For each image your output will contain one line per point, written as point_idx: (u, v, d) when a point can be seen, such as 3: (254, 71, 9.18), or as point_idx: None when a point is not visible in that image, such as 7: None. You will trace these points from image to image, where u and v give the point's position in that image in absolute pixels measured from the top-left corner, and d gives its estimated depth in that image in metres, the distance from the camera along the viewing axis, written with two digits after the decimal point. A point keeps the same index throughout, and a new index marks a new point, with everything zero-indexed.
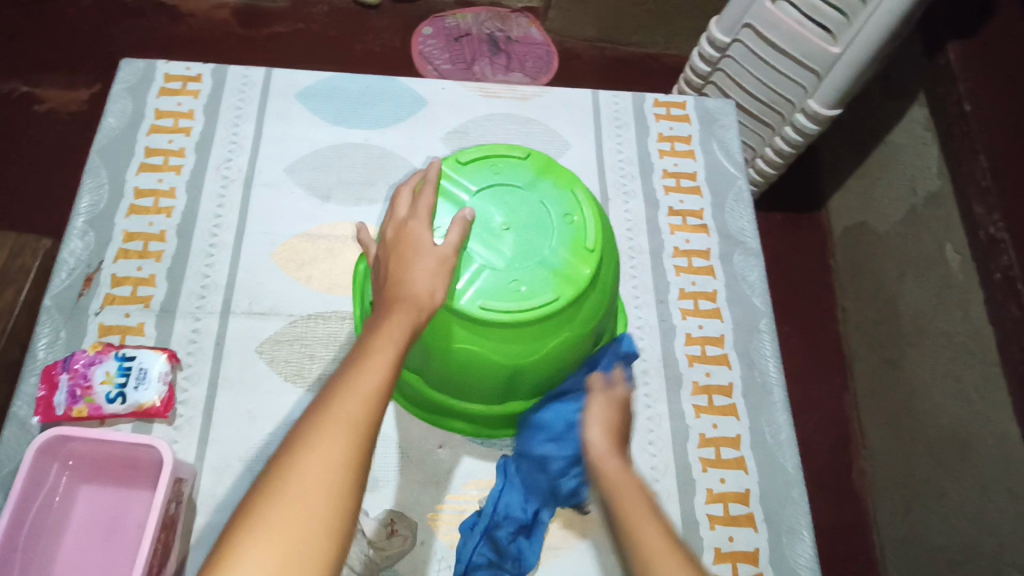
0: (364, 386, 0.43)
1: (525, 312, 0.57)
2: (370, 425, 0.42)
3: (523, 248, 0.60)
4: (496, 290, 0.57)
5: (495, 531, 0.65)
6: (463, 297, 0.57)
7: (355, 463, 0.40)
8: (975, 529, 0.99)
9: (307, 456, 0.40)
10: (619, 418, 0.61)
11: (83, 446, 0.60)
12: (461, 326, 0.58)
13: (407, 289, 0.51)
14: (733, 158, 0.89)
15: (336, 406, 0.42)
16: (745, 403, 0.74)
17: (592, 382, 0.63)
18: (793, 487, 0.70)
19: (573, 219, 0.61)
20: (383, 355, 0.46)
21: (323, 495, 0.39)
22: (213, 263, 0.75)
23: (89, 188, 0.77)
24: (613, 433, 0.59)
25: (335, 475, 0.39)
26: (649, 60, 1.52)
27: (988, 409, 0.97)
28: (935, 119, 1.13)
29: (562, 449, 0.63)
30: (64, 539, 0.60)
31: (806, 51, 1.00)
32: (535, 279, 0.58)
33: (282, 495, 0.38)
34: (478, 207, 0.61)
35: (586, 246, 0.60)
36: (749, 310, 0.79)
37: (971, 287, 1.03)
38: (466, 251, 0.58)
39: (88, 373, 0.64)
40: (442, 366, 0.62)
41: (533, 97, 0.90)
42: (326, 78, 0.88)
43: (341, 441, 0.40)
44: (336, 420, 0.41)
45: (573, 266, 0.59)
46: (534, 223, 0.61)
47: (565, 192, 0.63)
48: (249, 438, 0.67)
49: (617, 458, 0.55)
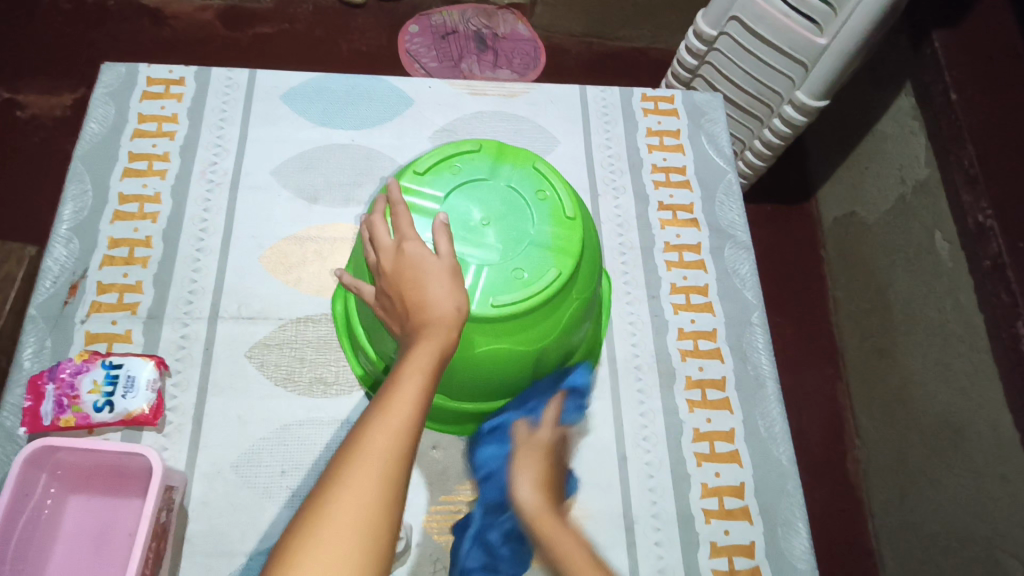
0: (394, 420, 0.43)
1: (535, 294, 0.57)
2: (401, 460, 0.42)
3: (508, 234, 0.60)
4: (502, 283, 0.57)
5: (487, 535, 0.63)
6: (477, 300, 0.56)
7: (388, 500, 0.40)
8: (969, 515, 0.99)
9: (340, 496, 0.39)
10: (546, 471, 0.65)
11: (71, 456, 0.59)
12: (472, 330, 0.58)
13: (431, 311, 0.51)
14: (722, 152, 0.89)
15: (367, 443, 0.42)
16: (738, 397, 0.74)
17: (518, 431, 0.65)
18: (787, 479, 0.70)
19: (545, 194, 0.62)
20: (411, 386, 0.46)
21: (359, 534, 0.38)
22: (200, 268, 0.74)
23: (72, 194, 0.76)
24: (543, 491, 0.64)
25: (370, 513, 0.39)
26: (637, 55, 1.52)
27: (978, 396, 0.98)
28: (922, 109, 1.13)
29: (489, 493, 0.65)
30: (53, 551, 0.59)
31: (793, 43, 1.00)
32: (532, 262, 0.58)
33: (316, 541, 0.38)
34: (454, 208, 0.60)
35: (565, 215, 0.61)
36: (741, 303, 0.79)
37: (960, 274, 1.03)
38: (459, 255, 0.58)
39: (75, 382, 0.63)
40: (455, 376, 0.62)
41: (521, 94, 0.90)
42: (311, 79, 0.87)
43: (374, 479, 0.40)
44: (368, 457, 0.41)
45: (561, 240, 0.60)
46: (513, 207, 0.61)
47: (528, 171, 0.63)
48: (239, 443, 0.66)
49: (554, 523, 0.62)
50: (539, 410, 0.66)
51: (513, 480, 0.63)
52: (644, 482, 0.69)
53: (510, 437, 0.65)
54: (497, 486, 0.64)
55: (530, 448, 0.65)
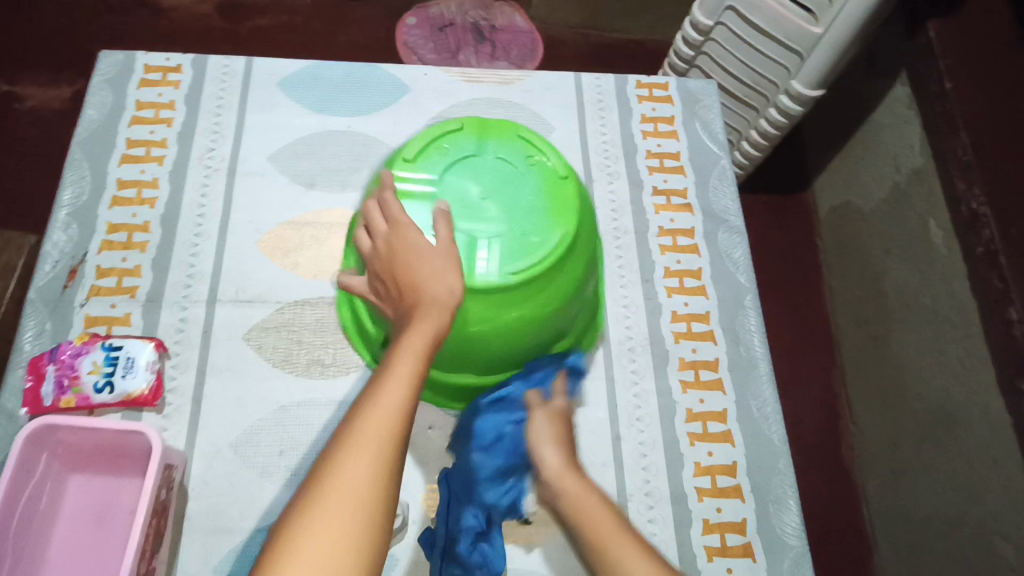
0: (388, 402, 0.44)
1: (544, 256, 0.59)
2: (393, 443, 0.42)
3: (508, 203, 0.61)
4: (509, 251, 0.59)
5: (453, 548, 0.63)
6: (489, 272, 0.58)
7: (382, 481, 0.41)
8: (961, 499, 1.00)
9: (336, 479, 0.40)
10: (566, 434, 0.65)
11: (71, 436, 0.60)
12: (484, 304, 0.59)
13: (425, 296, 0.52)
14: (716, 138, 0.90)
15: (361, 428, 0.42)
16: (730, 377, 0.75)
17: (530, 398, 0.66)
18: (779, 458, 0.72)
19: (535, 159, 0.63)
20: (403, 370, 0.46)
21: (355, 514, 0.39)
22: (199, 253, 0.75)
23: (70, 179, 0.77)
24: (564, 446, 0.63)
25: (365, 495, 0.40)
26: (634, 45, 1.52)
27: (971, 381, 0.99)
28: (917, 97, 1.14)
29: (493, 459, 0.65)
30: (56, 529, 0.60)
31: (788, 32, 1.01)
32: (536, 226, 0.60)
33: (309, 525, 0.39)
34: (453, 186, 0.61)
35: (558, 176, 0.63)
36: (734, 286, 0.80)
37: (954, 262, 1.04)
38: (466, 234, 0.59)
39: (75, 364, 0.64)
40: (468, 352, 0.63)
41: (516, 81, 0.90)
42: (307, 66, 0.88)
43: (368, 462, 0.41)
44: (363, 441, 0.42)
45: (557, 200, 0.62)
46: (507, 178, 0.62)
47: (515, 140, 0.64)
48: (237, 423, 0.67)
49: (574, 473, 0.60)
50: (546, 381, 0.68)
51: (532, 440, 0.63)
52: (638, 461, 0.70)
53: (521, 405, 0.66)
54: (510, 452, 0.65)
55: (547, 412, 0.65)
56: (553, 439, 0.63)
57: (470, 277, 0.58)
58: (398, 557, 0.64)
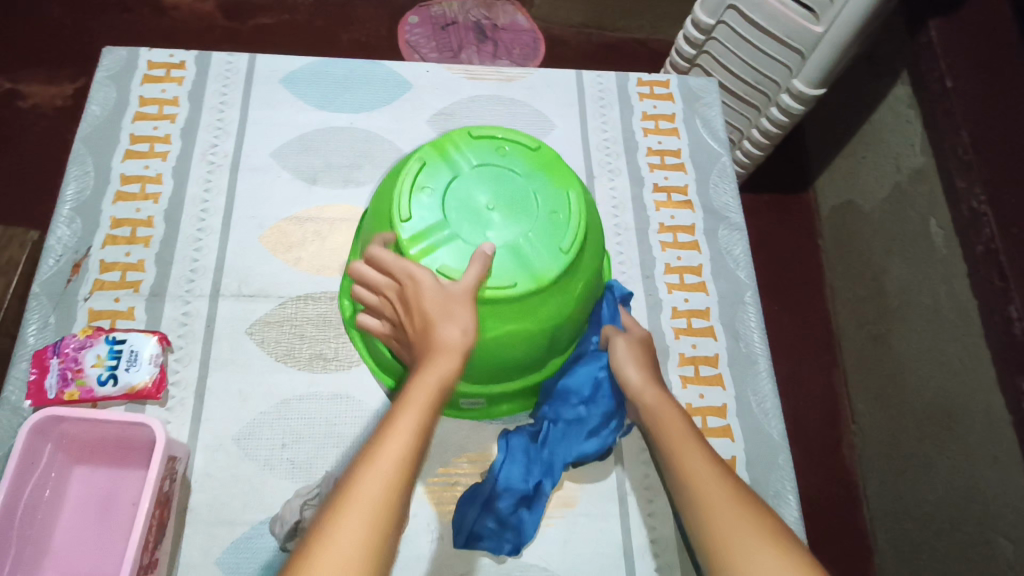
0: (389, 464, 0.44)
1: (578, 218, 0.61)
2: (390, 509, 0.42)
3: (512, 193, 0.61)
4: (549, 232, 0.60)
5: (496, 503, 0.65)
6: (547, 261, 0.59)
7: (375, 548, 0.40)
8: (961, 497, 1.01)
9: (331, 543, 0.40)
10: (649, 358, 0.66)
11: (75, 427, 0.60)
12: (556, 294, 0.60)
13: (438, 343, 0.52)
14: (716, 135, 0.90)
15: (358, 490, 0.42)
16: (730, 373, 0.75)
17: (609, 332, 0.68)
18: (778, 453, 0.72)
19: (506, 149, 0.64)
20: (402, 433, 0.46)
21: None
22: (202, 247, 0.75)
23: (74, 175, 0.77)
24: (648, 369, 0.64)
25: (357, 564, 0.39)
26: (636, 45, 1.53)
27: (971, 380, 1.00)
28: (917, 97, 1.15)
29: (596, 407, 0.67)
30: (59, 521, 0.61)
31: (789, 31, 1.01)
32: (549, 200, 0.61)
33: None
34: (463, 204, 0.60)
35: (535, 154, 0.64)
36: (734, 283, 0.80)
37: (955, 261, 1.04)
38: (509, 245, 0.58)
39: (79, 356, 0.65)
40: (541, 353, 0.64)
41: (518, 78, 0.91)
42: (310, 63, 0.88)
43: (362, 527, 0.41)
44: (360, 505, 0.41)
45: (546, 170, 0.63)
46: (498, 175, 0.62)
47: (477, 141, 0.64)
48: (240, 416, 0.68)
49: (658, 391, 0.62)
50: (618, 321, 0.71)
51: (615, 365, 0.65)
52: (638, 455, 0.70)
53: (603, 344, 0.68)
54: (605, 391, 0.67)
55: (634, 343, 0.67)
56: (639, 362, 0.65)
57: (542, 280, 0.58)
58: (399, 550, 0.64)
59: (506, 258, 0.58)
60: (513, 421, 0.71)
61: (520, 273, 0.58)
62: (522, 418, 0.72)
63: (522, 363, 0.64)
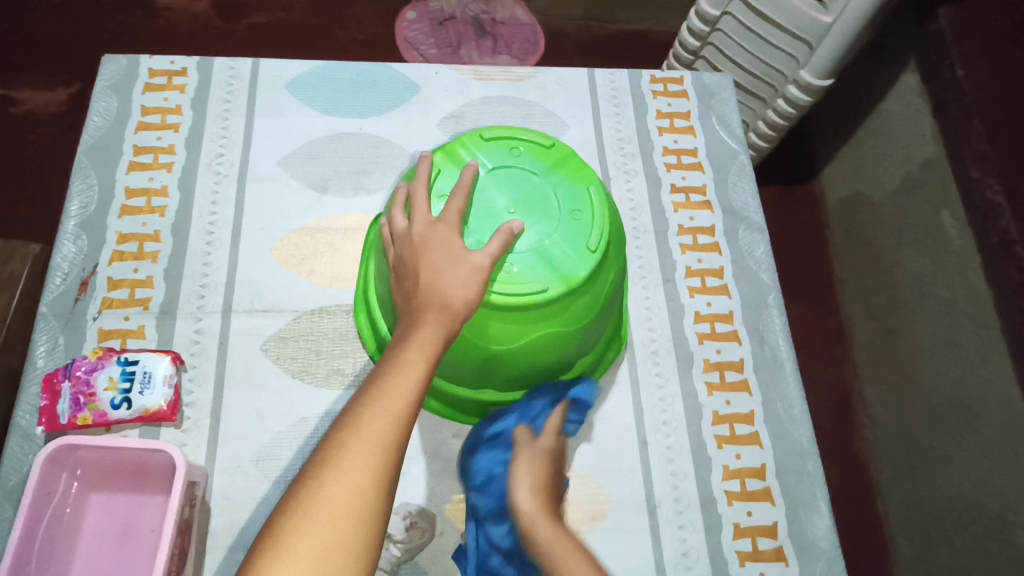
0: (396, 401, 0.43)
1: (601, 215, 0.58)
2: (399, 444, 0.42)
3: (530, 194, 0.58)
4: (574, 231, 0.57)
5: (488, 563, 0.61)
6: (575, 259, 0.56)
7: (383, 483, 0.40)
8: (979, 490, 1.00)
9: (337, 473, 0.39)
10: (548, 478, 0.60)
11: (90, 454, 0.59)
12: (585, 293, 0.58)
13: (438, 293, 0.49)
14: (733, 132, 0.88)
15: (364, 423, 0.41)
16: (756, 378, 0.74)
17: (517, 436, 0.62)
18: (808, 460, 0.71)
19: (519, 149, 0.61)
20: (411, 368, 0.45)
21: (355, 516, 0.38)
22: (211, 262, 0.73)
23: (78, 189, 0.75)
24: (542, 492, 0.59)
25: (366, 497, 0.39)
26: (637, 37, 1.51)
27: (989, 372, 0.99)
28: (926, 85, 1.13)
29: (486, 500, 0.62)
30: (76, 551, 0.59)
31: (797, 22, 0.99)
32: (570, 197, 0.59)
33: (308, 512, 0.38)
34: (485, 206, 0.57)
35: (547, 150, 0.61)
36: (757, 285, 0.79)
37: (968, 252, 1.04)
38: (536, 246, 0.56)
39: (91, 380, 0.63)
40: (568, 357, 0.62)
41: (529, 78, 0.89)
42: (315, 67, 0.86)
43: (372, 461, 0.40)
44: (366, 436, 0.41)
45: (563, 168, 0.60)
46: (514, 177, 0.59)
47: (486, 143, 0.61)
48: (258, 437, 0.66)
49: (544, 521, 0.56)
50: (543, 417, 0.64)
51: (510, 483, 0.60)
52: (665, 467, 0.69)
53: (511, 443, 0.63)
54: (497, 493, 0.62)
55: (530, 453, 0.61)
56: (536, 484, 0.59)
57: (572, 281, 0.55)
58: (426, 570, 0.63)
59: (535, 262, 0.55)
60: None
61: (550, 276, 0.55)
62: None
63: (552, 368, 0.62)
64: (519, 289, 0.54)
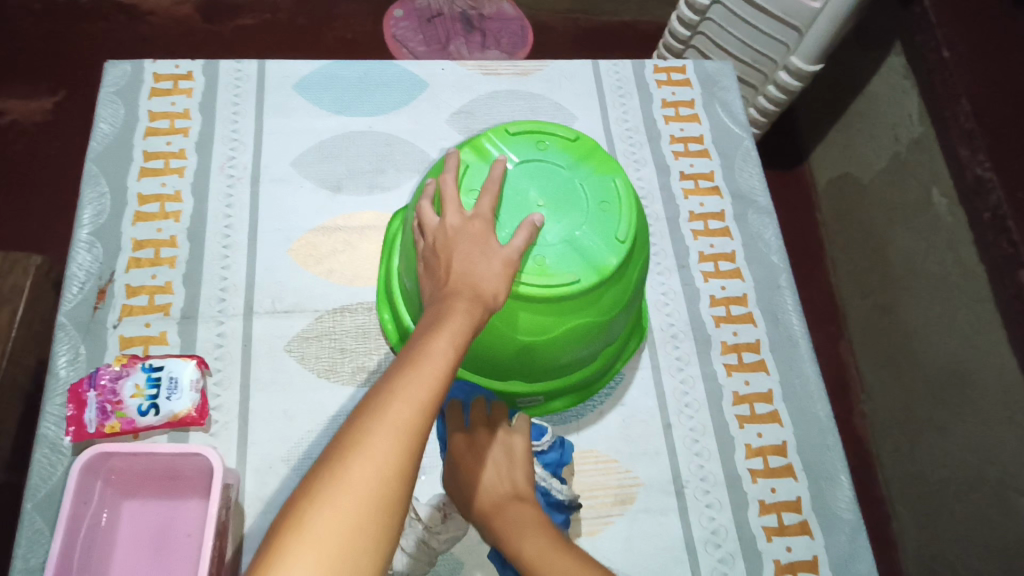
0: (421, 388, 0.43)
1: (629, 208, 0.59)
2: (423, 433, 0.42)
3: (560, 187, 0.59)
4: (602, 223, 0.58)
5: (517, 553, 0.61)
6: (604, 251, 0.57)
7: (406, 469, 0.40)
8: (977, 459, 1.02)
9: (361, 458, 0.39)
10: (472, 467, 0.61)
11: (124, 462, 0.58)
12: (614, 284, 0.59)
13: (467, 284, 0.49)
14: (737, 118, 0.90)
15: (390, 410, 0.41)
16: (773, 358, 0.76)
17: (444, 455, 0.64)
18: (827, 435, 0.72)
19: (546, 143, 0.61)
20: (437, 358, 0.45)
21: (376, 504, 0.38)
22: (229, 265, 0.73)
23: (89, 197, 0.74)
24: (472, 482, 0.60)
25: (388, 483, 0.39)
26: (625, 28, 1.53)
27: (985, 345, 1.01)
28: (913, 67, 1.16)
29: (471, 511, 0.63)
30: (113, 560, 0.59)
31: (788, 9, 1.01)
32: (597, 189, 0.60)
33: (330, 497, 0.38)
34: (515, 198, 0.57)
35: (573, 143, 0.62)
36: (768, 267, 0.80)
37: (959, 228, 1.06)
38: (566, 238, 0.57)
39: (117, 388, 0.63)
40: (596, 346, 0.63)
41: (534, 71, 0.89)
42: (321, 67, 0.85)
43: (396, 448, 0.40)
44: (391, 423, 0.41)
45: (589, 161, 0.61)
46: (542, 171, 0.59)
47: (513, 137, 0.61)
48: (287, 437, 0.66)
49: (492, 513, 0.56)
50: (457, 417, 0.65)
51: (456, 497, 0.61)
52: (690, 447, 0.70)
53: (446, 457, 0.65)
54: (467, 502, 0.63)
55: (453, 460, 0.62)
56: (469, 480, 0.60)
57: (603, 271, 0.56)
58: (462, 561, 0.64)
59: (565, 254, 0.56)
60: (569, 416, 0.71)
61: (581, 267, 0.56)
62: (579, 412, 0.71)
63: (580, 357, 0.63)
64: (551, 280, 0.55)
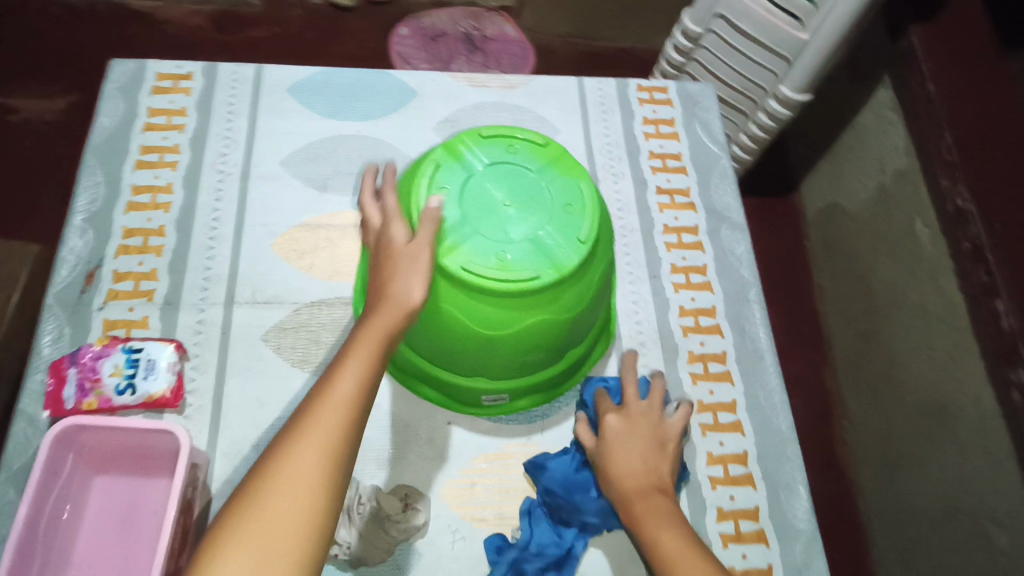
0: (358, 371, 0.47)
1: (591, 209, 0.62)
2: (359, 409, 0.46)
3: (526, 189, 0.62)
4: (566, 223, 0.60)
5: (523, 565, 0.64)
6: (566, 249, 0.59)
7: (343, 443, 0.44)
8: (954, 488, 1.03)
9: (301, 436, 0.43)
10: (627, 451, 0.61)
11: (95, 437, 0.60)
12: (576, 283, 0.61)
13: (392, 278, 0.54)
14: (715, 138, 0.93)
15: (330, 392, 0.45)
16: (738, 369, 0.77)
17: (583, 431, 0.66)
18: (788, 445, 0.74)
19: (516, 147, 0.64)
20: (372, 344, 0.50)
21: (314, 477, 0.41)
22: (214, 256, 0.75)
23: (85, 186, 0.77)
24: (623, 468, 0.60)
25: (324, 455, 0.42)
26: (623, 53, 1.56)
27: (961, 373, 1.02)
28: (900, 100, 1.18)
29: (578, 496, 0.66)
30: (80, 533, 0.60)
31: (777, 40, 1.04)
32: (563, 192, 0.62)
33: (274, 474, 0.41)
34: (480, 199, 0.60)
35: (541, 148, 0.65)
36: (738, 282, 0.83)
37: (939, 256, 1.08)
38: (529, 237, 0.59)
39: (97, 366, 0.65)
40: (560, 345, 0.65)
41: (521, 85, 0.93)
42: (316, 73, 0.89)
43: (334, 424, 0.44)
44: (330, 403, 0.45)
45: (556, 164, 0.64)
46: (510, 173, 0.62)
47: (485, 141, 0.64)
48: (258, 423, 0.68)
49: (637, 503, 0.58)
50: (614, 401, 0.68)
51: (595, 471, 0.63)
52: None
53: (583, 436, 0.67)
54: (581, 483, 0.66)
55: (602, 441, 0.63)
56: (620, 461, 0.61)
57: (564, 269, 0.58)
58: (421, 553, 0.65)
59: (527, 252, 0.58)
60: (534, 416, 0.73)
61: (542, 265, 0.58)
62: (545, 413, 0.73)
63: (544, 355, 0.65)
64: (512, 276, 0.57)
